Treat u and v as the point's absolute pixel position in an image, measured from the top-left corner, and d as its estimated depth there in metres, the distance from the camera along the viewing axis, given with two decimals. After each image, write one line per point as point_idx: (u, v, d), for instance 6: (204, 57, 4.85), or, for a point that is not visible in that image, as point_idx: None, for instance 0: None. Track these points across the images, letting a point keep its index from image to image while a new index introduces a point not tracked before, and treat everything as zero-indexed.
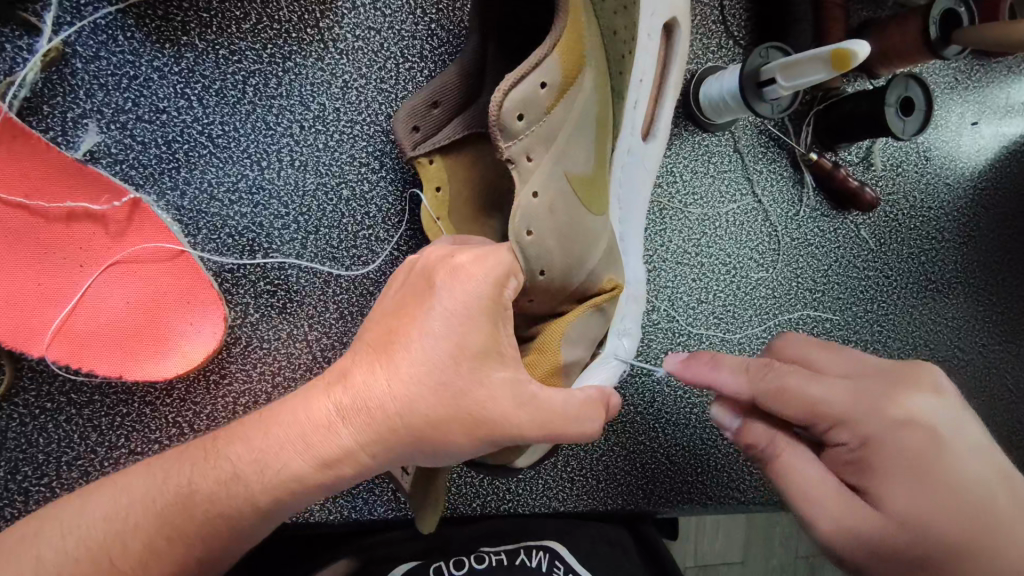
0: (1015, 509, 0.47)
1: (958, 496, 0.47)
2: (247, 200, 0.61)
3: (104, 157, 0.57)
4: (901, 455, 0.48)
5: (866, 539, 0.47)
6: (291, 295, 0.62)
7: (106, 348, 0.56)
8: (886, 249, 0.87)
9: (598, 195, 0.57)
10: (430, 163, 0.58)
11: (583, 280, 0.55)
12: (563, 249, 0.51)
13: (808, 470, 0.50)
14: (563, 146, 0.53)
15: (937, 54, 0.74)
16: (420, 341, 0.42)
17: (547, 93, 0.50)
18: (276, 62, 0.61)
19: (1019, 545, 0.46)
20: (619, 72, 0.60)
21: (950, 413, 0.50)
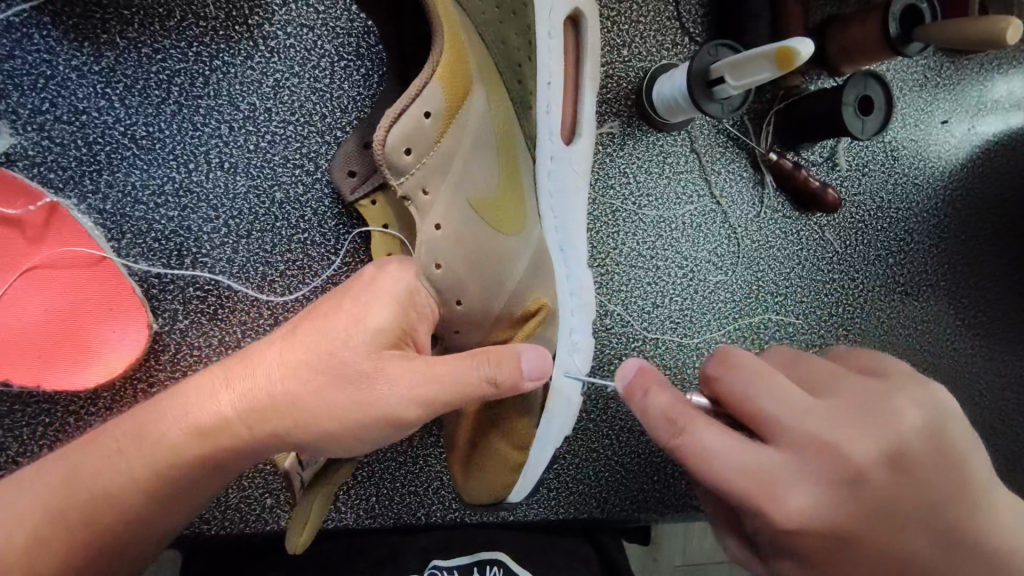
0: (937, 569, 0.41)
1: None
2: (174, 203, 0.59)
3: (20, 159, 0.55)
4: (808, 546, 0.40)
5: None
6: (223, 300, 0.60)
7: (21, 356, 0.54)
8: (852, 250, 0.85)
9: (512, 214, 0.55)
10: (371, 204, 0.57)
11: (503, 307, 0.54)
12: (473, 279, 0.50)
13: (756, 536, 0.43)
14: (461, 171, 0.51)
15: (899, 52, 0.71)
16: (334, 364, 0.42)
17: (433, 123, 0.48)
18: (203, 61, 0.59)
19: None
20: (517, 80, 0.57)
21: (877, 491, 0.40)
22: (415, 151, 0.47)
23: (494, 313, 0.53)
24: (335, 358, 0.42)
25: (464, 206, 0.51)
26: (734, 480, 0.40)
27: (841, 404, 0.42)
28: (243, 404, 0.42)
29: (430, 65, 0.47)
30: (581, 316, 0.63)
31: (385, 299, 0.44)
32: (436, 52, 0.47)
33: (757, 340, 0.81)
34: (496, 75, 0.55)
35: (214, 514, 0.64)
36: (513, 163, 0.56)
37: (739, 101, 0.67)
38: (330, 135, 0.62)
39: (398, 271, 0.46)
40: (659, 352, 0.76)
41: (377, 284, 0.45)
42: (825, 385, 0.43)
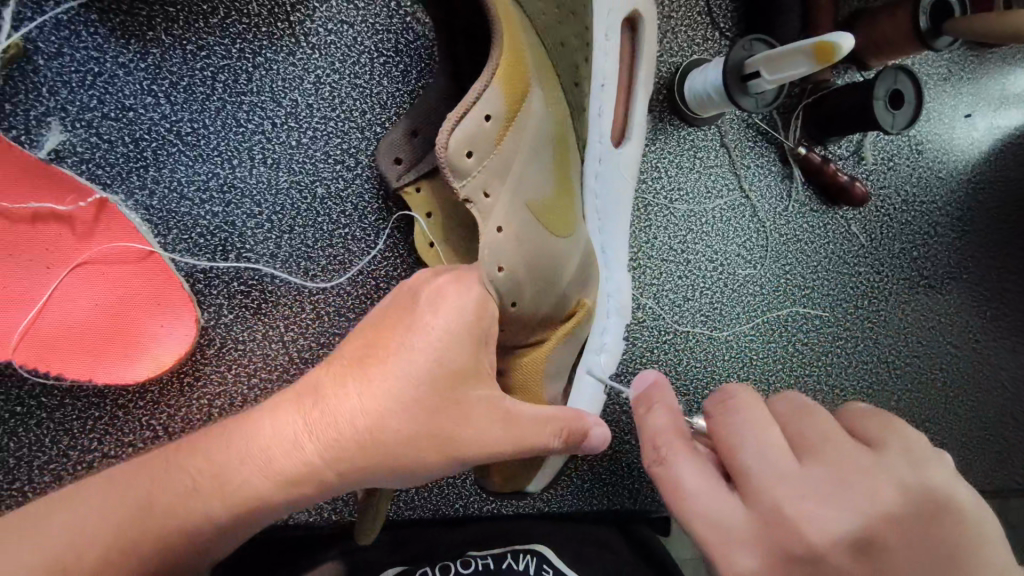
0: None
1: None
2: (218, 198, 0.60)
3: (69, 156, 0.56)
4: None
5: None
6: (266, 295, 0.61)
7: (73, 351, 0.55)
8: (877, 243, 0.86)
9: (563, 215, 0.57)
10: (416, 191, 0.58)
11: (553, 304, 0.56)
12: (530, 277, 0.51)
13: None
14: (519, 172, 0.52)
15: (927, 46, 0.72)
16: (393, 358, 0.44)
17: (494, 125, 0.48)
18: (246, 57, 0.59)
19: None
20: (573, 84, 0.59)
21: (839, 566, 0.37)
22: (478, 155, 0.48)
23: (545, 305, 0.55)
24: (401, 366, 0.44)
25: (521, 206, 0.52)
26: (696, 518, 0.41)
27: (833, 468, 0.39)
28: (312, 434, 0.44)
29: (491, 69, 0.47)
30: (618, 317, 0.65)
31: (456, 330, 0.44)
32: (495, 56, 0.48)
33: (785, 333, 0.82)
34: (554, 78, 0.56)
35: None
36: (564, 164, 0.58)
37: (772, 97, 0.68)
38: (371, 131, 0.62)
39: (463, 274, 0.47)
40: (690, 345, 0.77)
41: (447, 307, 0.44)
42: (826, 446, 0.40)
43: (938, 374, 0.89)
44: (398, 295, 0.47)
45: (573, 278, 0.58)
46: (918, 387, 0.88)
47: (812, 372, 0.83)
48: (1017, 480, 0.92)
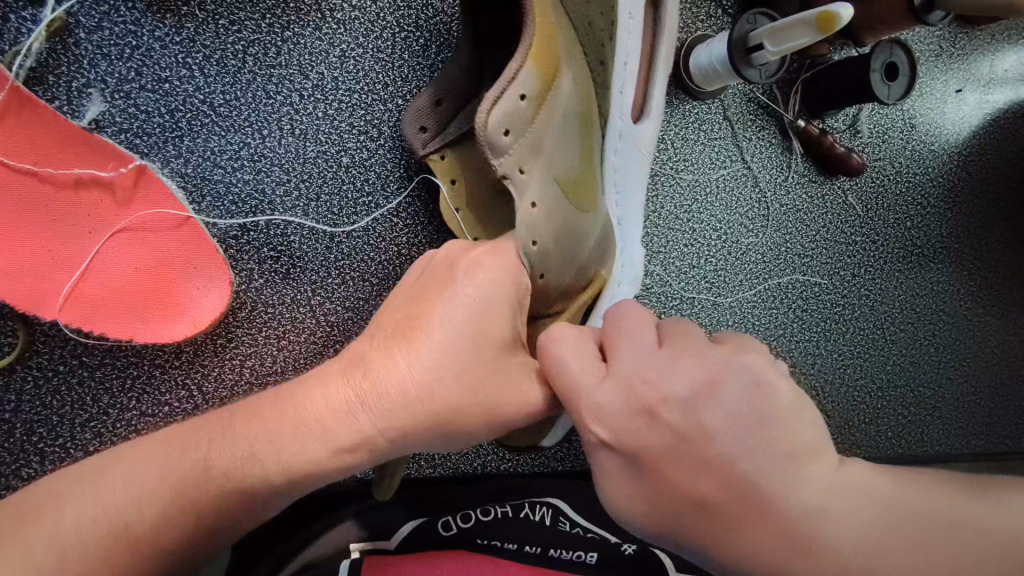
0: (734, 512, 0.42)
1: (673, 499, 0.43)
2: (249, 167, 0.62)
3: (109, 125, 0.59)
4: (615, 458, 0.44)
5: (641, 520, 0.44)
6: (294, 261, 0.63)
7: (116, 311, 0.58)
8: (872, 214, 0.89)
9: (587, 192, 0.59)
10: (441, 158, 0.59)
11: (574, 274, 0.59)
12: (557, 250, 0.54)
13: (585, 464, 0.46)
14: (552, 151, 0.54)
15: (921, 20, 0.75)
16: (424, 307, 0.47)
17: (528, 105, 0.51)
18: (275, 32, 0.62)
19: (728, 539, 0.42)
20: (600, 61, 0.61)
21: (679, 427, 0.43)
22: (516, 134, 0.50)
23: (566, 277, 0.57)
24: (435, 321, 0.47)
25: (552, 184, 0.54)
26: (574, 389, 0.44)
27: (684, 354, 0.45)
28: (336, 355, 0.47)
29: (526, 48, 0.50)
30: (629, 287, 0.67)
31: (494, 302, 0.47)
32: (530, 38, 0.50)
33: (785, 299, 0.85)
34: (581, 56, 0.58)
35: None
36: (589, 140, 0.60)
37: (774, 68, 0.71)
38: (393, 103, 0.65)
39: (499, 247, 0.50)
40: (695, 310, 0.80)
41: (482, 278, 0.47)
42: (684, 340, 0.46)
43: (930, 338, 0.93)
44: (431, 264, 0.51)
45: (592, 251, 0.60)
46: (911, 351, 0.92)
47: (812, 337, 0.86)
48: (1004, 442, 0.97)
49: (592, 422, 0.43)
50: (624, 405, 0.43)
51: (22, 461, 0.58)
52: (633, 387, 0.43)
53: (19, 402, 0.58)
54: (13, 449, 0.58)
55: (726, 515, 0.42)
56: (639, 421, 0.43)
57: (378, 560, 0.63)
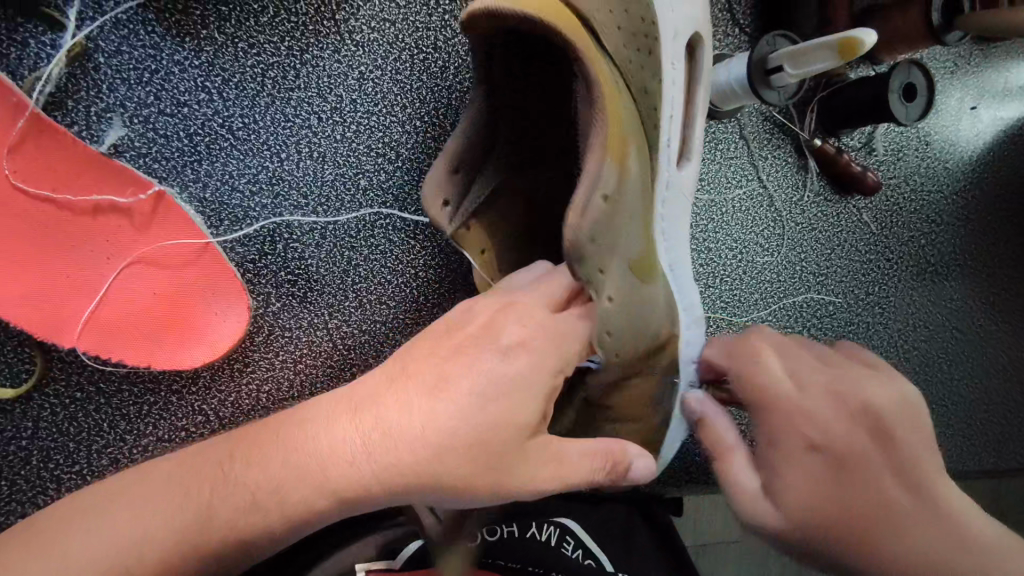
0: (909, 502, 0.45)
1: (839, 490, 0.46)
2: (267, 190, 0.62)
3: (127, 150, 0.58)
4: (796, 444, 0.48)
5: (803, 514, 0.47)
6: (311, 284, 0.63)
7: (134, 338, 0.57)
8: (887, 232, 0.89)
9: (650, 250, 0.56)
10: (468, 228, 0.53)
11: (649, 337, 0.54)
12: (631, 329, 0.51)
13: (740, 478, 0.51)
14: (627, 238, 0.51)
15: (939, 40, 0.75)
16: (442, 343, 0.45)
17: (609, 206, 0.48)
18: (294, 54, 0.62)
19: (894, 538, 0.44)
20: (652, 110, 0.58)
21: (835, 413, 0.48)
22: (597, 235, 0.46)
23: (640, 354, 0.54)
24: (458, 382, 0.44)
25: (626, 260, 0.51)
26: (754, 379, 0.51)
27: (838, 361, 0.52)
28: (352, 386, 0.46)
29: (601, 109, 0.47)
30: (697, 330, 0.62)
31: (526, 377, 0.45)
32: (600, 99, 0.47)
33: (800, 317, 0.85)
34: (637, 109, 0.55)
35: None
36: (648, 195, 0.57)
37: (793, 90, 0.71)
38: (411, 125, 0.65)
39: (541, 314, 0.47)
40: (709, 330, 0.80)
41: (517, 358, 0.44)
42: (825, 354, 0.53)
43: (942, 356, 0.93)
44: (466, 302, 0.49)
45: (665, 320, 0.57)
46: (924, 370, 0.92)
47: None
48: (1016, 460, 0.96)
49: (802, 424, 0.48)
50: (843, 404, 0.48)
51: (39, 488, 0.57)
52: (839, 391, 0.49)
53: (36, 429, 0.58)
54: (29, 476, 0.58)
55: (919, 512, 0.45)
56: (831, 411, 0.48)
57: None
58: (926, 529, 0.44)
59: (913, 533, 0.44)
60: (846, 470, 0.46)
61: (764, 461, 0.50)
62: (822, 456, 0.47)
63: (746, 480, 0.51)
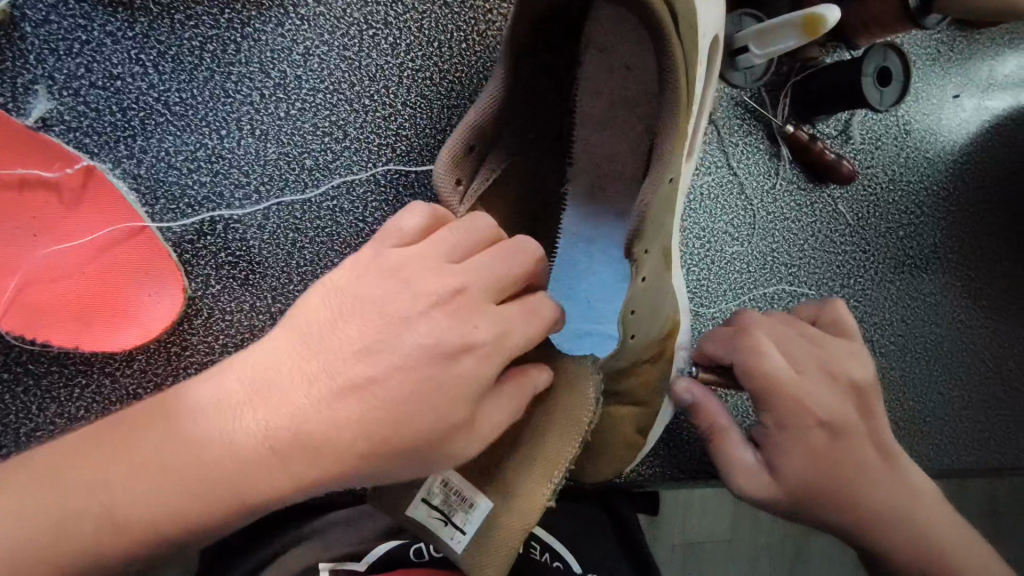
0: (880, 470, 0.53)
1: (844, 470, 0.52)
2: (206, 168, 0.60)
3: (56, 124, 0.57)
4: (818, 432, 0.52)
5: (812, 491, 0.52)
6: (254, 266, 0.60)
7: (61, 318, 0.56)
8: (864, 223, 0.86)
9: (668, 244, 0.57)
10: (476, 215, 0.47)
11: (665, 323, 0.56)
12: (647, 320, 0.51)
13: (736, 454, 0.56)
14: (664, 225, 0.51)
15: (917, 24, 0.72)
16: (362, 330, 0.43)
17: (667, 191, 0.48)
18: (234, 27, 0.60)
19: (866, 497, 0.52)
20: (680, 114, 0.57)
21: (842, 404, 0.52)
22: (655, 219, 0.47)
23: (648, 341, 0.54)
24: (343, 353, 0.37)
25: (656, 264, 0.51)
26: (819, 367, 0.54)
27: (831, 344, 0.56)
28: None
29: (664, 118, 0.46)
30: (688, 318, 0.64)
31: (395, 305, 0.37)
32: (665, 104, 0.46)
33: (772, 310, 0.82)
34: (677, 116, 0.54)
35: None
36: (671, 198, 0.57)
37: (760, 72, 0.69)
38: (359, 103, 0.62)
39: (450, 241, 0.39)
40: None
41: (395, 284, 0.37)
42: (817, 335, 0.56)
43: (920, 352, 0.90)
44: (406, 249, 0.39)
45: (669, 313, 0.57)
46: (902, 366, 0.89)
47: None
48: (999, 460, 0.93)
49: (809, 410, 0.52)
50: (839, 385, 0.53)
51: None
52: (835, 372, 0.54)
53: None
54: None
55: (891, 476, 0.53)
56: (839, 396, 0.53)
57: None
58: (895, 480, 0.53)
59: (884, 497, 0.52)
60: (840, 442, 0.52)
61: (767, 440, 0.54)
62: (823, 434, 0.52)
63: (744, 455, 0.56)
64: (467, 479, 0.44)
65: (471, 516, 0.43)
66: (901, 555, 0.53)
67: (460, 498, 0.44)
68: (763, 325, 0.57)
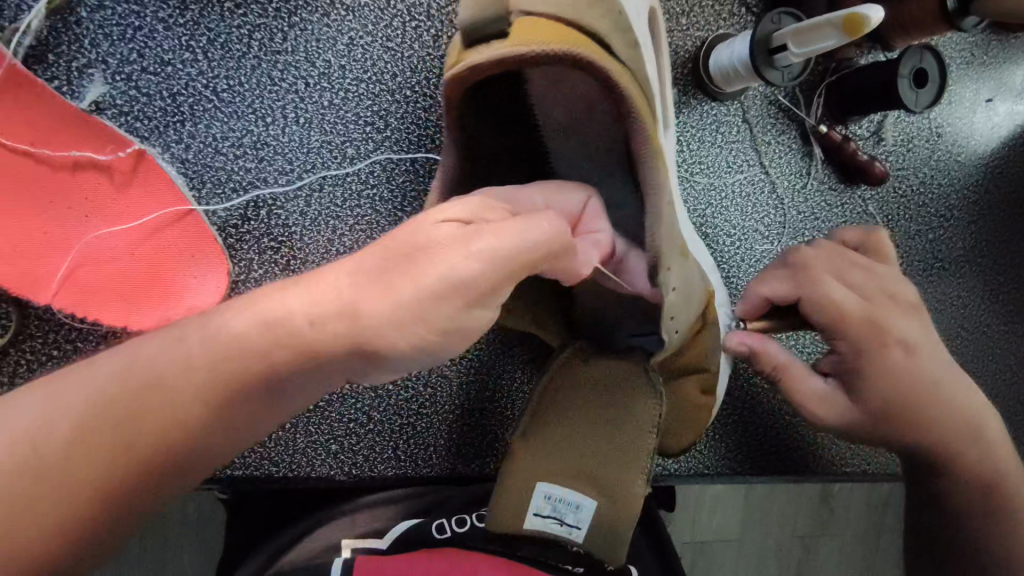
0: (945, 383, 0.58)
1: (920, 386, 0.57)
2: (252, 154, 0.61)
3: (109, 108, 0.58)
4: (894, 352, 0.56)
5: (894, 409, 0.56)
6: (295, 252, 0.62)
7: (110, 299, 0.57)
8: (894, 225, 0.86)
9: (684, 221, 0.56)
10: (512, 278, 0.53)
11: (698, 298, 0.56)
12: (685, 308, 0.53)
13: (805, 386, 0.59)
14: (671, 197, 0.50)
15: (955, 26, 0.72)
16: None
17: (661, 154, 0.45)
18: (282, 17, 0.61)
19: (937, 407, 0.58)
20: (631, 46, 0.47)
21: (911, 323, 0.58)
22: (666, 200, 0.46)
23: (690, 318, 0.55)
24: None
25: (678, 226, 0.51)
26: (877, 293, 0.59)
27: (881, 269, 0.61)
28: None
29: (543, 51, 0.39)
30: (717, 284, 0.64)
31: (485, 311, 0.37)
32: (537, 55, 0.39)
33: None
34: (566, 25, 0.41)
35: (282, 457, 0.67)
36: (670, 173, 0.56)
37: (797, 72, 0.69)
38: (400, 94, 0.63)
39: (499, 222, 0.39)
40: None
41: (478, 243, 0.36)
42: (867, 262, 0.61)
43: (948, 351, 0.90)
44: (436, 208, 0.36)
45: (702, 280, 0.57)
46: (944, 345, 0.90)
47: None
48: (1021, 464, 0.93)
49: (885, 330, 0.56)
50: (900, 307, 0.59)
51: None
52: (892, 294, 0.59)
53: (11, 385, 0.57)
54: None
55: (953, 386, 0.59)
56: (902, 317, 0.58)
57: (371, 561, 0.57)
58: (955, 393, 0.59)
59: (948, 407, 0.58)
60: (915, 361, 0.57)
61: (843, 368, 0.58)
62: (901, 353, 0.56)
63: (814, 383, 0.59)
64: (568, 488, 0.55)
65: (580, 514, 0.55)
66: (963, 455, 0.59)
67: (567, 504, 0.55)
68: (818, 256, 0.60)
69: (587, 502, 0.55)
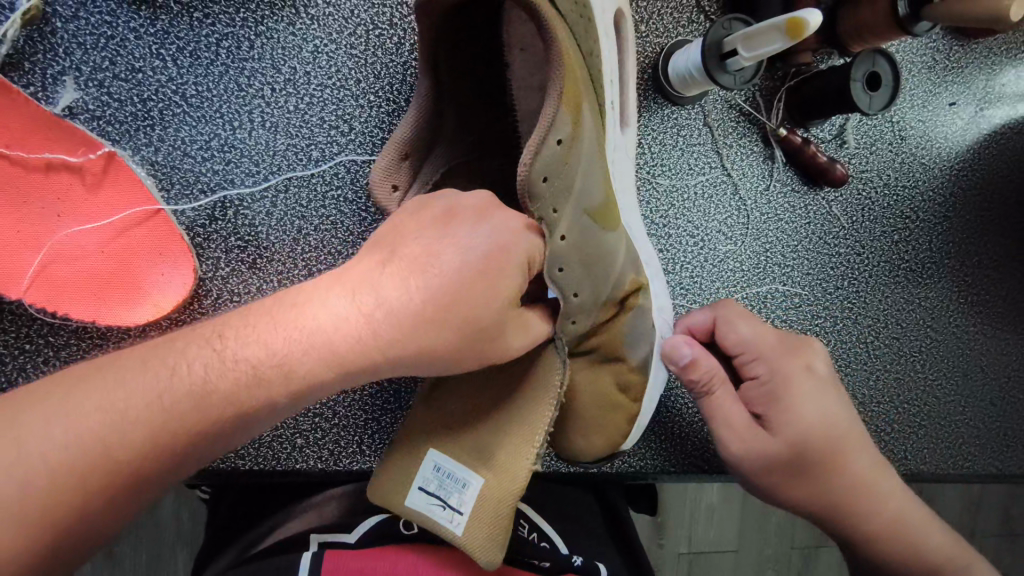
0: (859, 432, 0.63)
1: (833, 423, 0.61)
2: (219, 157, 0.64)
3: (82, 112, 0.61)
4: (805, 385, 0.62)
5: (809, 442, 0.60)
6: (261, 252, 0.64)
7: (79, 293, 0.60)
8: (858, 226, 0.88)
9: (612, 214, 0.57)
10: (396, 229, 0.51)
11: (611, 288, 0.56)
12: (591, 281, 0.53)
13: (731, 408, 0.62)
14: (581, 184, 0.52)
15: (907, 31, 0.74)
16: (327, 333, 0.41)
17: (563, 149, 0.48)
18: (249, 26, 0.64)
19: (851, 451, 0.62)
20: (591, 53, 0.55)
21: (827, 368, 0.65)
22: (550, 175, 0.47)
23: (600, 305, 0.56)
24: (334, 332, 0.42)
25: (583, 212, 0.52)
26: (790, 339, 0.66)
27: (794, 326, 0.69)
28: None
29: None
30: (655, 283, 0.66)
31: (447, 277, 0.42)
32: None
33: (763, 308, 0.84)
34: None
35: (248, 452, 0.68)
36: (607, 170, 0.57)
37: (750, 75, 0.71)
38: (364, 99, 0.65)
39: (490, 210, 0.45)
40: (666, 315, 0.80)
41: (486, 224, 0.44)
42: None
43: (917, 357, 0.91)
44: (425, 196, 0.48)
45: (625, 272, 0.59)
46: (915, 358, 0.91)
47: None
48: (997, 466, 0.93)
49: (796, 366, 0.63)
50: (814, 352, 0.65)
51: None
52: (807, 342, 0.66)
53: None
54: None
55: (867, 439, 0.64)
56: (818, 363, 0.65)
57: (337, 555, 0.57)
58: (867, 446, 0.63)
59: (861, 457, 0.62)
60: (824, 391, 0.63)
61: (763, 399, 0.62)
62: (811, 380, 0.63)
63: (738, 409, 0.62)
64: (459, 463, 0.50)
65: (465, 496, 0.48)
66: (872, 497, 0.62)
67: (454, 481, 0.49)
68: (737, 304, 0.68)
69: (474, 481, 0.49)
